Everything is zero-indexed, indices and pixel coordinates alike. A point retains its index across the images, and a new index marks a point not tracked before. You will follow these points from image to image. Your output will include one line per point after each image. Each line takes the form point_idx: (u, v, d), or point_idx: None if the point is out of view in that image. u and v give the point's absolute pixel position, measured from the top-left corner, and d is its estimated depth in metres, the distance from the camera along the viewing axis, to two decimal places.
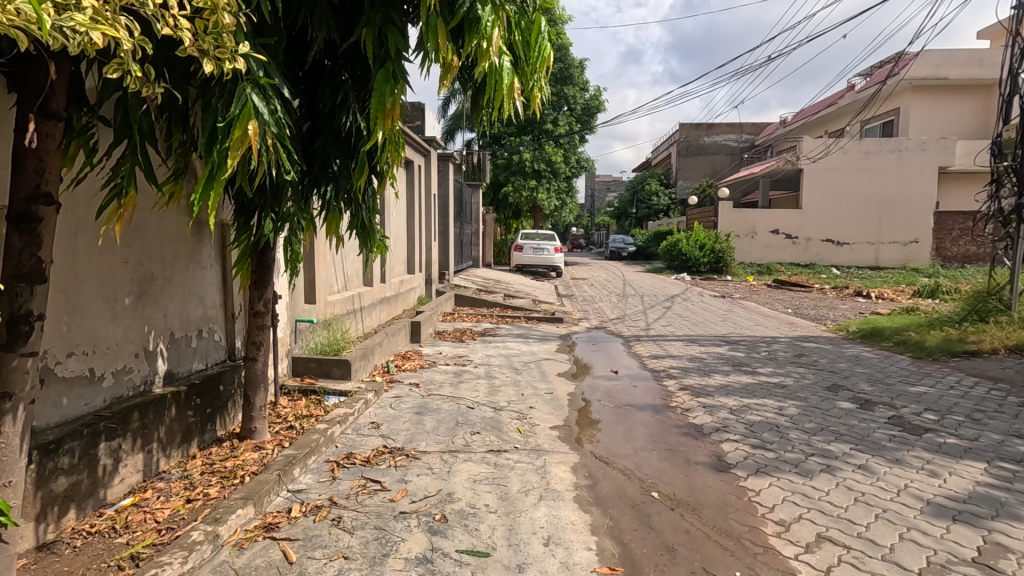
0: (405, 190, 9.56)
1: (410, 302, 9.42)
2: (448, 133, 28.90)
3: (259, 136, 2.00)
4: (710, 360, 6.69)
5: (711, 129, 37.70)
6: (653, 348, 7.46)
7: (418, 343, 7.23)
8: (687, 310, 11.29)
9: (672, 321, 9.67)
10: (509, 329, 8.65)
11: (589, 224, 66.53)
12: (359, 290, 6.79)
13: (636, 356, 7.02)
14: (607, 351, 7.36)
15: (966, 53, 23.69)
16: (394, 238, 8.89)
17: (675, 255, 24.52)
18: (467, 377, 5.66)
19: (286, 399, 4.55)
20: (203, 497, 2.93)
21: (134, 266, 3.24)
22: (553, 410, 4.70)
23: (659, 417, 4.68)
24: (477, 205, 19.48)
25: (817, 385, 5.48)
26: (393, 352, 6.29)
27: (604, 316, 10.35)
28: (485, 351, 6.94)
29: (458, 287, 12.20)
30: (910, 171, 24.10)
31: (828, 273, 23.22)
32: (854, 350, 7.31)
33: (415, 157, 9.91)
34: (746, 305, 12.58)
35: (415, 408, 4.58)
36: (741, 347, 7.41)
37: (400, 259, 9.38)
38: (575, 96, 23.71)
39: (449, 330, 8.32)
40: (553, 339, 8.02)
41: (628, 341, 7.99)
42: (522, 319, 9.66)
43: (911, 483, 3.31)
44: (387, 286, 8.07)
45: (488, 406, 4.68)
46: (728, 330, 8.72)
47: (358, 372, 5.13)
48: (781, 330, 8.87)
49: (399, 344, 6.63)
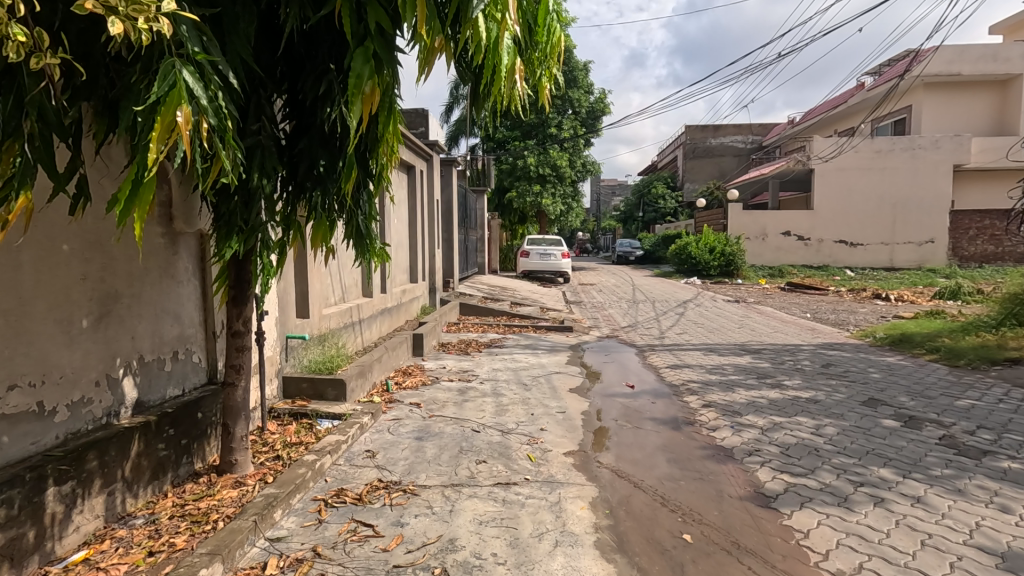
0: (406, 196, 9.23)
1: (413, 312, 9.04)
2: (452, 138, 28.63)
3: (195, 124, 1.62)
4: (732, 371, 6.26)
5: (717, 131, 37.28)
6: (669, 358, 7.03)
7: (420, 356, 6.85)
8: (701, 316, 10.86)
9: (687, 329, 9.24)
10: (516, 340, 8.25)
11: (595, 229, 66.12)
12: (358, 302, 6.43)
13: (651, 368, 6.60)
14: (620, 362, 6.95)
15: (979, 48, 23.19)
16: (396, 246, 8.54)
17: (684, 259, 24.05)
18: (472, 394, 5.26)
19: (274, 424, 4.17)
20: (167, 548, 2.55)
21: (94, 283, 2.88)
22: (567, 432, 4.29)
23: (682, 437, 4.25)
24: (481, 210, 19.15)
25: (852, 400, 5.04)
26: (393, 368, 5.90)
27: (616, 324, 9.94)
28: (492, 364, 6.54)
29: (463, 295, 11.84)
30: (924, 170, 23.55)
31: (842, 275, 22.67)
32: (885, 358, 6.87)
33: (417, 162, 9.57)
34: (762, 310, 12.13)
35: (415, 432, 4.18)
36: (764, 356, 6.97)
37: (403, 268, 9.02)
38: (580, 99, 23.39)
39: (454, 341, 7.93)
40: (563, 350, 7.62)
41: (642, 351, 7.57)
42: (530, 328, 9.26)
43: (982, 522, 2.87)
44: (389, 296, 7.71)
45: (495, 429, 4.27)
46: (748, 337, 8.28)
47: (354, 392, 4.74)
48: (803, 337, 8.43)
49: (401, 359, 6.24)
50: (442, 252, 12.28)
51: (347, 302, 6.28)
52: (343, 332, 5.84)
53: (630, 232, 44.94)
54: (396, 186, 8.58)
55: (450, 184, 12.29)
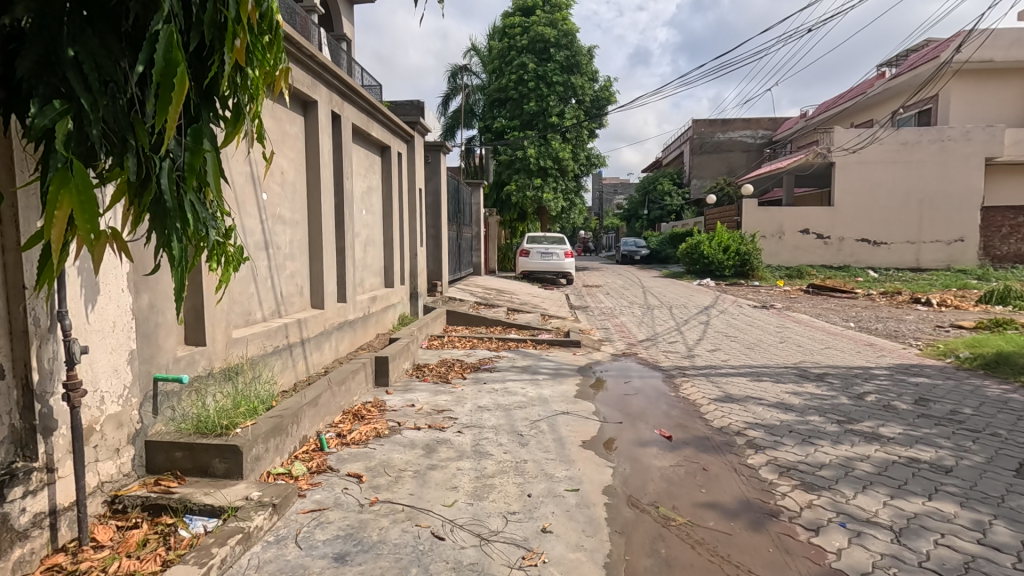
0: (378, 183, 7.61)
1: (386, 323, 7.46)
2: (447, 129, 26.93)
3: None
4: (802, 412, 4.61)
5: (725, 125, 35.61)
6: (710, 389, 5.40)
7: (384, 386, 5.26)
8: (730, 326, 9.28)
9: (720, 344, 7.61)
10: (510, 361, 6.61)
11: (598, 228, 64.32)
12: (297, 318, 4.91)
13: (689, 404, 4.98)
14: (647, 393, 5.33)
15: (1014, 33, 21.61)
16: (363, 243, 6.92)
17: (695, 259, 22.34)
18: (444, 455, 3.66)
19: (109, 530, 2.56)
20: None
21: None
22: (584, 539, 2.68)
23: (771, 550, 2.63)
24: (477, 205, 17.54)
25: (1002, 467, 3.44)
26: (338, 409, 4.30)
27: (631, 337, 8.32)
28: (478, 400, 4.91)
29: (452, 301, 10.23)
30: (954, 164, 21.98)
31: (866, 276, 21.12)
32: (991, 388, 5.29)
33: (393, 142, 7.98)
34: (797, 318, 10.57)
35: (339, 542, 2.58)
36: (834, 388, 5.33)
37: (374, 268, 7.39)
38: (584, 86, 21.71)
39: (433, 364, 6.30)
40: (570, 376, 5.97)
41: (671, 377, 5.94)
42: (528, 342, 7.64)
43: None
44: (352, 306, 6.17)
45: (470, 534, 2.68)
46: (799, 358, 6.66)
47: (261, 463, 3.12)
48: (867, 357, 6.81)
49: (354, 395, 4.66)
50: (428, 251, 10.63)
51: (280, 318, 4.75)
52: (270, 359, 4.32)
53: (633, 231, 43.20)
54: (363, 170, 6.96)
55: (436, 173, 10.63)
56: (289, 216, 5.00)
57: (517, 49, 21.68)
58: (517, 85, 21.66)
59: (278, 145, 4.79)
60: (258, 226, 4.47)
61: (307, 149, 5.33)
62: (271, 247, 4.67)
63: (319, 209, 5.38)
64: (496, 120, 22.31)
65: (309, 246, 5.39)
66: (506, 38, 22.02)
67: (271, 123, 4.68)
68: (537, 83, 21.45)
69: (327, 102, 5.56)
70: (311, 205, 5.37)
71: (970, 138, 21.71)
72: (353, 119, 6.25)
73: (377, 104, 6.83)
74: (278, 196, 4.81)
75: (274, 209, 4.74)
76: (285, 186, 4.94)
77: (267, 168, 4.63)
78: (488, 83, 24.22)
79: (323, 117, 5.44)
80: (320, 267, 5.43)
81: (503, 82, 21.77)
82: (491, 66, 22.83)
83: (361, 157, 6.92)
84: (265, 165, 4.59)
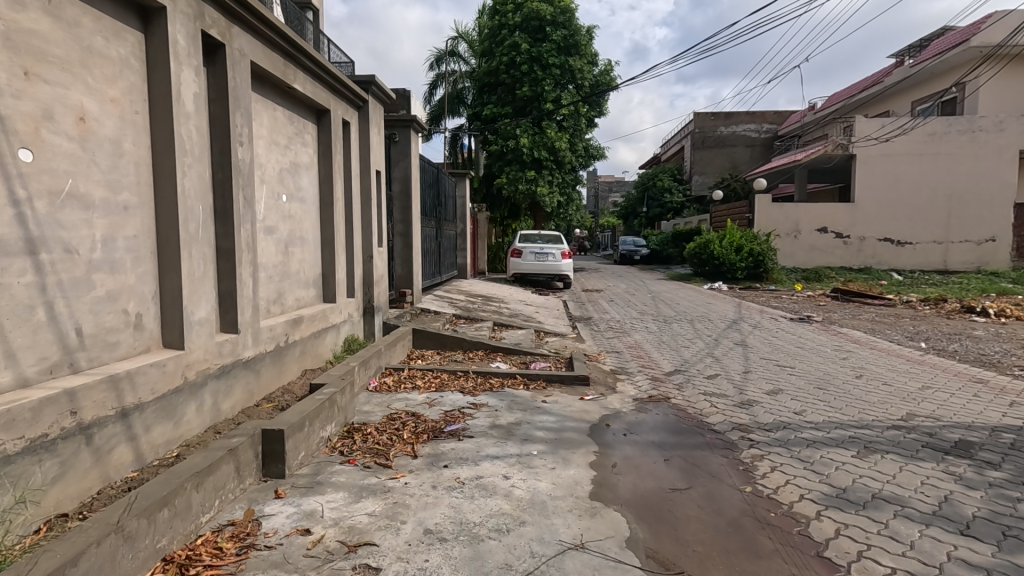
0: (309, 161, 5.51)
1: (321, 354, 5.41)
2: (433, 118, 24.84)
3: None
4: (1005, 548, 2.59)
5: (729, 118, 33.62)
6: (809, 480, 3.36)
7: (278, 478, 3.21)
8: (776, 350, 7.26)
9: (780, 384, 5.53)
10: (490, 415, 4.53)
11: (594, 226, 62.13)
12: (111, 372, 2.80)
13: (784, 518, 2.93)
14: (705, 488, 3.31)
15: None
16: (278, 243, 4.84)
17: (704, 260, 20.32)
18: None
19: None
20: None
21: None
22: None
23: None
24: (463, 199, 15.47)
25: None
26: (143, 568, 2.23)
27: (654, 369, 6.23)
28: (423, 517, 2.85)
29: (424, 315, 8.16)
30: (986, 157, 20.22)
31: (890, 279, 19.28)
32: None
33: (337, 106, 5.93)
34: (852, 336, 8.58)
35: None
36: (1010, 481, 3.29)
37: (302, 278, 5.32)
38: (583, 69, 19.58)
39: (376, 424, 4.20)
40: (579, 449, 3.90)
41: (733, 449, 3.89)
42: (518, 380, 5.57)
43: None
44: (248, 338, 4.08)
45: None
46: (906, 411, 4.63)
47: None
48: (1001, 407, 4.75)
49: (199, 517, 2.60)
50: (394, 252, 8.55)
51: (74, 377, 2.66)
52: (11, 471, 2.23)
53: (631, 229, 41.17)
54: (281, 139, 4.89)
55: (404, 156, 8.49)
56: (104, 198, 2.90)
57: (509, 28, 19.62)
58: (508, 69, 19.58)
59: (69, 70, 2.68)
60: (8, 211, 2.36)
61: (150, 87, 3.22)
62: (50, 249, 2.56)
63: (172, 188, 3.27)
64: (485, 107, 20.20)
65: (155, 247, 3.29)
66: (497, 16, 19.98)
67: (48, 25, 2.57)
68: (531, 66, 19.38)
69: (195, 14, 3.46)
70: (158, 181, 3.27)
71: (1002, 129, 20.10)
72: (252, 56, 4.13)
73: (300, 44, 4.75)
74: (71, 159, 2.70)
75: (61, 181, 2.63)
76: (94, 142, 2.83)
77: (39, 106, 2.51)
78: (477, 68, 22.11)
79: (182, 37, 3.32)
80: (177, 282, 3.32)
81: (493, 64, 19.67)
82: (480, 47, 20.73)
83: (275, 118, 4.81)
84: (34, 100, 2.49)
